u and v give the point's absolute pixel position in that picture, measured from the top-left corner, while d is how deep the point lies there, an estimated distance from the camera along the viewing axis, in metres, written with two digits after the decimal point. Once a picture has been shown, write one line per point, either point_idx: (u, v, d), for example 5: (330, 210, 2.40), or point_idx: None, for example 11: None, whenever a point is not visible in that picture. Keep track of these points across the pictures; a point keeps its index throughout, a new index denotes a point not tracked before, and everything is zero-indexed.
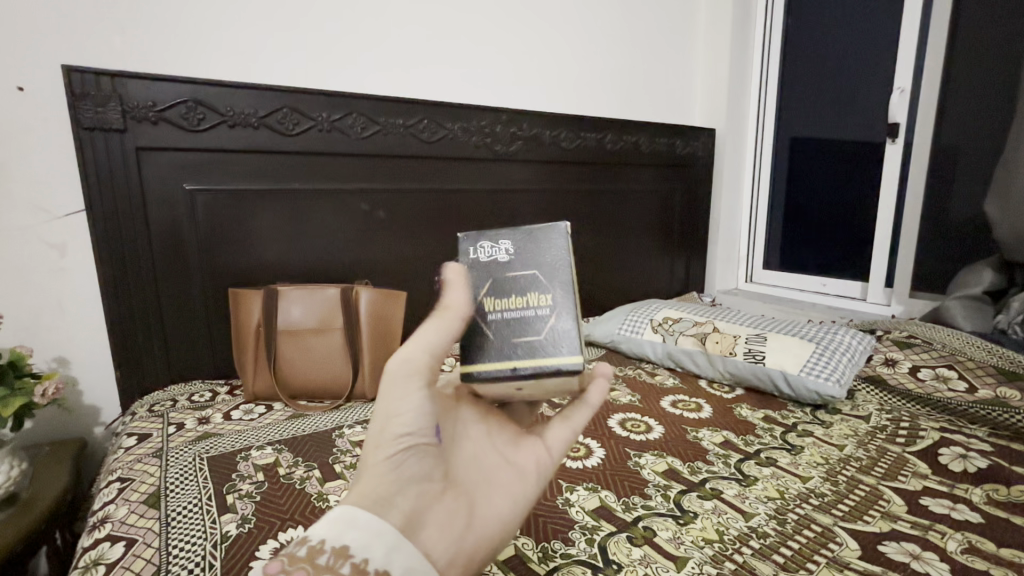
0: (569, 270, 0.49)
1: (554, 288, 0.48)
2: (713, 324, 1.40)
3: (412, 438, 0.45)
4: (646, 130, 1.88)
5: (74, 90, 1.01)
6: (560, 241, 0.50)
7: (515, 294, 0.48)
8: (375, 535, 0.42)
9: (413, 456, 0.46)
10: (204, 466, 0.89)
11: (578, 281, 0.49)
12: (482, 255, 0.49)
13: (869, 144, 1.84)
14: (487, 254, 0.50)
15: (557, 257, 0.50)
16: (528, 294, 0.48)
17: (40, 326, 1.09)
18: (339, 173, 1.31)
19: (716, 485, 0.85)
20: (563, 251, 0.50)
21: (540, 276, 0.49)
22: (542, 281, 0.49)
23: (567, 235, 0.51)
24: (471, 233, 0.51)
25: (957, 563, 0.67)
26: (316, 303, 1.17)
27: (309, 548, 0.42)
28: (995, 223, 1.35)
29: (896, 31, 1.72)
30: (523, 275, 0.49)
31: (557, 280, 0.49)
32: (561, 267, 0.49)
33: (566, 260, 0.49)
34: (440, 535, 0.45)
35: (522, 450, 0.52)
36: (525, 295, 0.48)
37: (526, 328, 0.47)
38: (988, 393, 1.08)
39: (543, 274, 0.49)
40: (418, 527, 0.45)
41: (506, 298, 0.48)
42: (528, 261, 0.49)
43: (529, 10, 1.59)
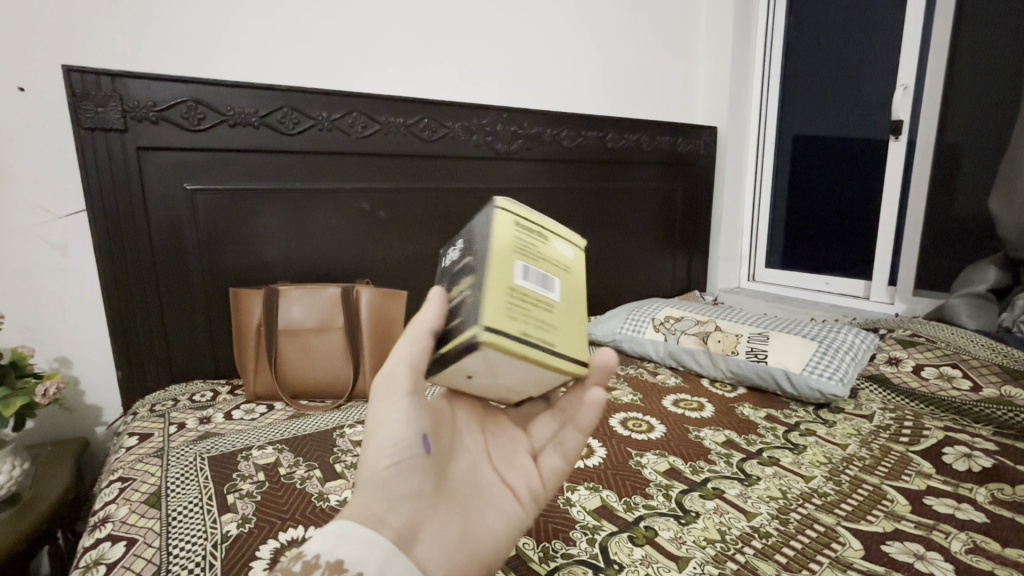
0: (488, 239, 0.42)
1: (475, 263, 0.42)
2: (715, 323, 1.40)
3: (401, 452, 0.45)
4: (647, 128, 1.88)
5: (75, 90, 1.01)
6: (488, 215, 0.45)
7: (452, 285, 0.45)
8: (368, 548, 0.41)
9: (403, 472, 0.45)
10: (204, 466, 0.89)
11: (497, 246, 0.42)
12: (449, 261, 0.50)
13: (872, 142, 1.83)
14: (450, 259, 0.50)
15: (481, 232, 0.44)
16: (460, 281, 0.43)
17: (42, 326, 1.09)
18: (339, 173, 1.31)
19: (718, 485, 0.85)
20: (487, 223, 0.44)
21: (470, 257, 0.43)
22: (470, 261, 0.44)
23: (497, 206, 0.45)
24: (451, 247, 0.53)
25: (961, 563, 0.67)
26: (317, 302, 1.17)
27: (304, 562, 0.41)
28: (999, 221, 1.34)
29: (900, 28, 1.71)
30: (461, 263, 0.45)
31: (479, 254, 0.42)
32: (485, 240, 0.42)
33: (488, 232, 0.43)
34: (437, 550, 0.45)
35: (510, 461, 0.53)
36: (457, 283, 0.44)
37: (456, 314, 0.42)
38: (993, 392, 1.07)
39: (471, 254, 0.44)
40: (413, 542, 0.45)
41: (447, 292, 0.45)
42: (466, 249, 0.46)
43: (529, 9, 1.59)
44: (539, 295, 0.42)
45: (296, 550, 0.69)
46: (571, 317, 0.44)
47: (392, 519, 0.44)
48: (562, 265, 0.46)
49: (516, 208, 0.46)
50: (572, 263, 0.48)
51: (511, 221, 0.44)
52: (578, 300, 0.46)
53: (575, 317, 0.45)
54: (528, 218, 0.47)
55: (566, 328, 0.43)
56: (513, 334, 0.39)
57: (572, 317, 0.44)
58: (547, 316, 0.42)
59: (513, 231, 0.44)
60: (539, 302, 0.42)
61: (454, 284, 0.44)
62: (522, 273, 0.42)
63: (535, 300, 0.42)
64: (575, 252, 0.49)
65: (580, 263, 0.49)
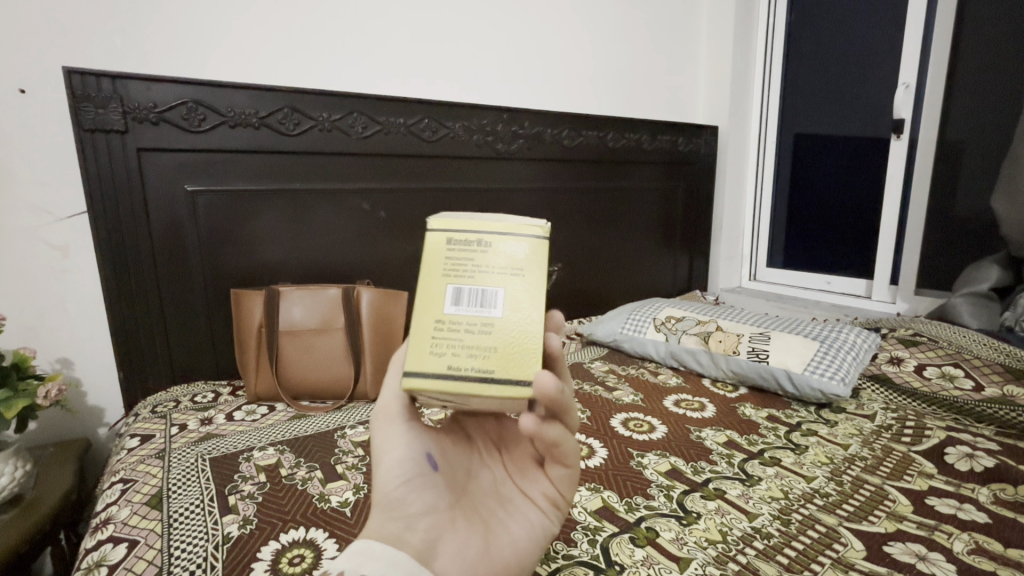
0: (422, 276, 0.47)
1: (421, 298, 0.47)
2: (715, 323, 1.39)
3: (410, 471, 0.46)
4: (648, 127, 1.87)
5: (75, 91, 1.01)
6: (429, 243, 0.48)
7: None
8: (388, 565, 0.42)
9: (415, 490, 0.46)
10: (207, 467, 0.89)
11: (426, 284, 0.46)
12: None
13: (873, 140, 1.82)
14: None
15: None
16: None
17: (43, 327, 1.09)
18: (339, 173, 1.31)
19: (719, 485, 0.85)
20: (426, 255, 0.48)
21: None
22: None
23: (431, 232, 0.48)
24: None
25: (964, 564, 0.67)
26: (318, 303, 1.18)
27: None
28: (1002, 219, 1.33)
29: (901, 26, 1.70)
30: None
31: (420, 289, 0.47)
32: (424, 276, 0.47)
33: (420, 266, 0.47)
34: (459, 564, 0.46)
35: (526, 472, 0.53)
36: None
37: None
38: (995, 392, 1.07)
39: None
40: (434, 557, 0.45)
41: None
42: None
43: (530, 8, 1.59)
44: (474, 318, 0.45)
45: (297, 551, 0.69)
46: (514, 330, 0.45)
47: (410, 538, 0.45)
48: (509, 269, 0.46)
49: (452, 223, 0.48)
50: (525, 262, 0.46)
51: (442, 243, 0.47)
52: (526, 307, 0.45)
53: (523, 327, 0.45)
54: (464, 231, 0.48)
55: (506, 346, 0.44)
56: (440, 367, 0.43)
57: (517, 329, 0.45)
58: (483, 337, 0.44)
59: (445, 257, 0.47)
60: (474, 326, 0.45)
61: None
62: (453, 300, 0.45)
63: (468, 324, 0.45)
64: (529, 245, 0.47)
65: (537, 254, 0.46)
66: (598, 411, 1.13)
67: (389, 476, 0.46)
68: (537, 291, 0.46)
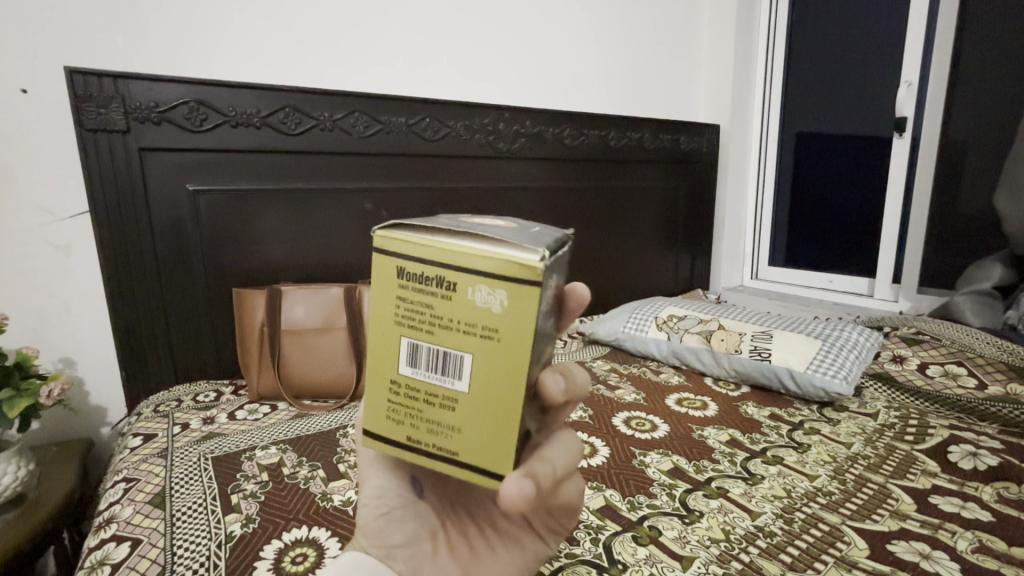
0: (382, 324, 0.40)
1: None
2: (718, 322, 1.39)
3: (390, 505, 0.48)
4: (649, 126, 1.87)
5: (76, 91, 1.01)
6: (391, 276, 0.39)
7: None
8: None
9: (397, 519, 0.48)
10: (209, 467, 0.89)
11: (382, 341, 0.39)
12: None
13: (875, 138, 1.82)
14: None
15: None
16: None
17: (46, 327, 1.09)
18: (341, 172, 1.31)
19: (722, 484, 0.85)
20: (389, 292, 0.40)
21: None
22: None
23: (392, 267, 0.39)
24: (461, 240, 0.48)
25: (967, 562, 0.66)
26: (320, 302, 1.18)
27: None
28: (1005, 217, 1.33)
29: (903, 23, 1.70)
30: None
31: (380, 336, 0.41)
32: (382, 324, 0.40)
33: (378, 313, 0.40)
34: None
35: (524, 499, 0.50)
36: None
37: None
38: (999, 390, 1.06)
39: None
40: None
41: None
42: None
43: (531, 6, 1.59)
44: (434, 387, 0.39)
45: (300, 550, 0.69)
46: (484, 402, 0.38)
47: (392, 562, 0.48)
48: (481, 327, 0.37)
49: (410, 252, 0.38)
50: (501, 319, 0.36)
51: (403, 285, 0.38)
52: (495, 377, 0.37)
53: (494, 400, 0.38)
54: (423, 269, 0.38)
55: (472, 421, 0.38)
56: (398, 438, 0.40)
57: (486, 401, 0.38)
58: (444, 410, 0.39)
59: (403, 304, 0.38)
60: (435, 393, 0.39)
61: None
62: (409, 362, 0.39)
63: (428, 392, 0.39)
64: (507, 293, 0.36)
65: (516, 310, 0.36)
66: (601, 410, 1.13)
67: (370, 507, 0.48)
68: (517, 358, 0.37)
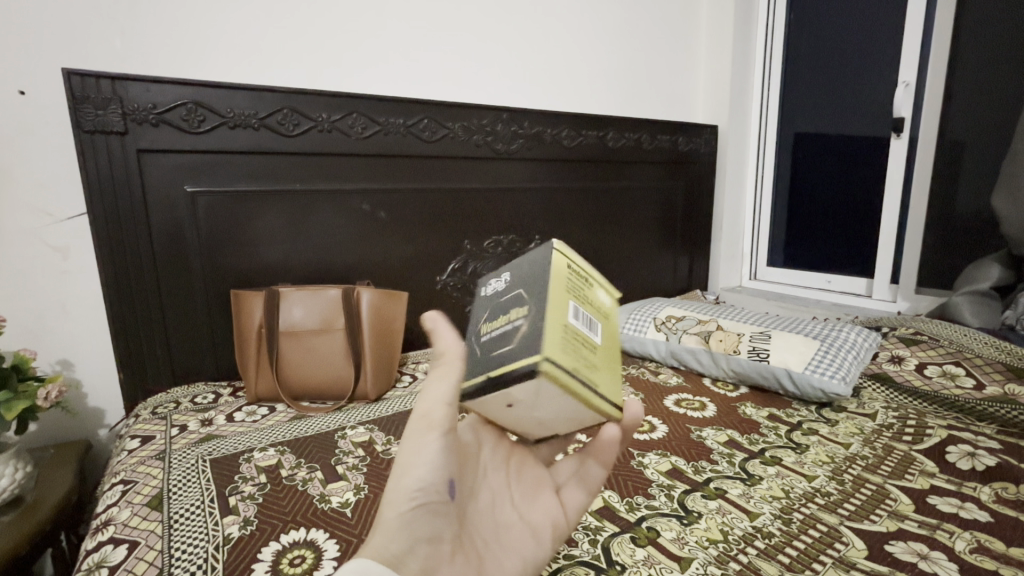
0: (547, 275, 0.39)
1: (529, 298, 0.39)
2: (717, 322, 1.39)
3: (425, 496, 0.42)
4: (647, 127, 1.87)
5: (74, 92, 1.01)
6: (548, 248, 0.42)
7: (496, 313, 0.41)
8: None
9: (426, 514, 0.42)
10: (207, 469, 0.89)
11: (554, 287, 0.38)
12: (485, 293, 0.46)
13: (874, 138, 1.82)
14: (489, 287, 0.46)
15: (536, 266, 0.41)
16: (510, 309, 0.40)
17: (44, 329, 1.09)
18: (338, 173, 1.31)
19: (721, 485, 0.85)
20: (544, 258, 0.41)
21: (523, 290, 0.40)
22: (522, 296, 0.40)
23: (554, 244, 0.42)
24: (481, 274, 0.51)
25: (965, 563, 0.66)
26: (318, 303, 1.18)
27: None
28: (1003, 218, 1.33)
29: (900, 24, 1.70)
30: (510, 294, 0.41)
31: (537, 287, 0.39)
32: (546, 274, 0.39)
33: (546, 267, 0.40)
34: None
35: (538, 505, 0.51)
36: (505, 312, 0.40)
37: (501, 341, 0.39)
38: (996, 390, 1.07)
39: (524, 288, 0.40)
40: None
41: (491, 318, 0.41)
42: (517, 280, 0.42)
43: (529, 7, 1.59)
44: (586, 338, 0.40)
45: (298, 552, 0.69)
46: (610, 364, 0.42)
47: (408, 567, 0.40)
48: (603, 313, 0.44)
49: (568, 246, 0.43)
50: (610, 310, 0.45)
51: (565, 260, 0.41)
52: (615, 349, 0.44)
53: (614, 364, 0.43)
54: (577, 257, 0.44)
55: (606, 375, 0.41)
56: (568, 370, 0.37)
57: (611, 363, 0.43)
58: (592, 359, 0.40)
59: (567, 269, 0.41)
60: (591, 344, 0.40)
61: (490, 319, 0.42)
62: (575, 312, 0.40)
63: (585, 341, 0.39)
64: (613, 297, 0.47)
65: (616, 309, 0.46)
66: None
67: (405, 494, 0.41)
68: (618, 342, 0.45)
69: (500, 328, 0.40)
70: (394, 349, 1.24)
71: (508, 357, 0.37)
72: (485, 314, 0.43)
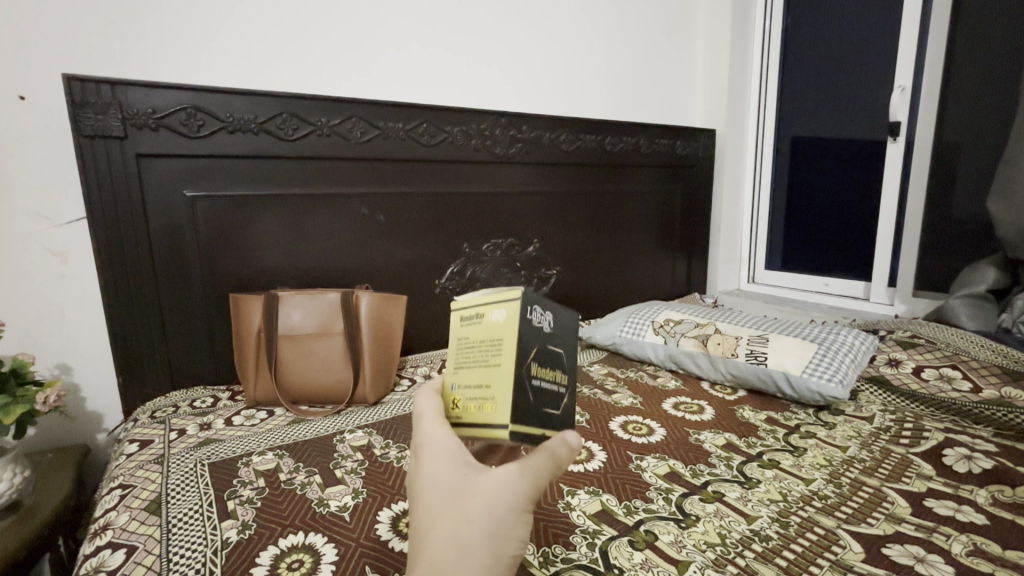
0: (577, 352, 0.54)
1: (569, 368, 0.52)
2: (715, 325, 1.39)
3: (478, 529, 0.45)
4: (646, 131, 1.88)
5: (74, 99, 1.02)
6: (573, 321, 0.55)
7: (550, 365, 0.49)
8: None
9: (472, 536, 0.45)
10: (205, 473, 0.89)
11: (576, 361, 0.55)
12: (533, 320, 0.48)
13: (870, 142, 1.83)
14: (539, 320, 0.49)
15: (572, 337, 0.54)
16: (558, 366, 0.51)
17: (43, 334, 1.10)
18: (339, 177, 1.32)
19: (719, 488, 0.85)
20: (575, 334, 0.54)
21: (565, 352, 0.52)
22: (563, 360, 0.52)
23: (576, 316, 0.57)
24: (532, 292, 0.48)
25: (961, 565, 0.67)
26: (317, 307, 1.18)
27: None
28: (999, 221, 1.33)
29: (897, 28, 1.71)
30: (556, 347, 0.51)
31: (573, 363, 0.53)
32: (574, 347, 0.54)
33: (576, 346, 0.54)
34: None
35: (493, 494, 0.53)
36: (554, 369, 0.50)
37: (550, 398, 0.49)
38: (993, 394, 1.07)
39: (565, 352, 0.52)
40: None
41: (544, 367, 0.49)
42: (561, 339, 0.52)
43: (527, 10, 1.60)
44: None
45: (296, 556, 0.69)
46: None
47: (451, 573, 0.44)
48: None
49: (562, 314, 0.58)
50: None
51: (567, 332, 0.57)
52: None
53: None
54: None
55: None
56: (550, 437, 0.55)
57: None
58: None
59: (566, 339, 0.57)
60: None
61: (541, 364, 0.48)
62: None
63: None
64: None
65: None
66: (598, 414, 1.13)
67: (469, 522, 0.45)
68: None
69: (548, 380, 0.49)
70: (393, 353, 1.24)
71: (556, 416, 0.50)
72: (537, 354, 0.48)
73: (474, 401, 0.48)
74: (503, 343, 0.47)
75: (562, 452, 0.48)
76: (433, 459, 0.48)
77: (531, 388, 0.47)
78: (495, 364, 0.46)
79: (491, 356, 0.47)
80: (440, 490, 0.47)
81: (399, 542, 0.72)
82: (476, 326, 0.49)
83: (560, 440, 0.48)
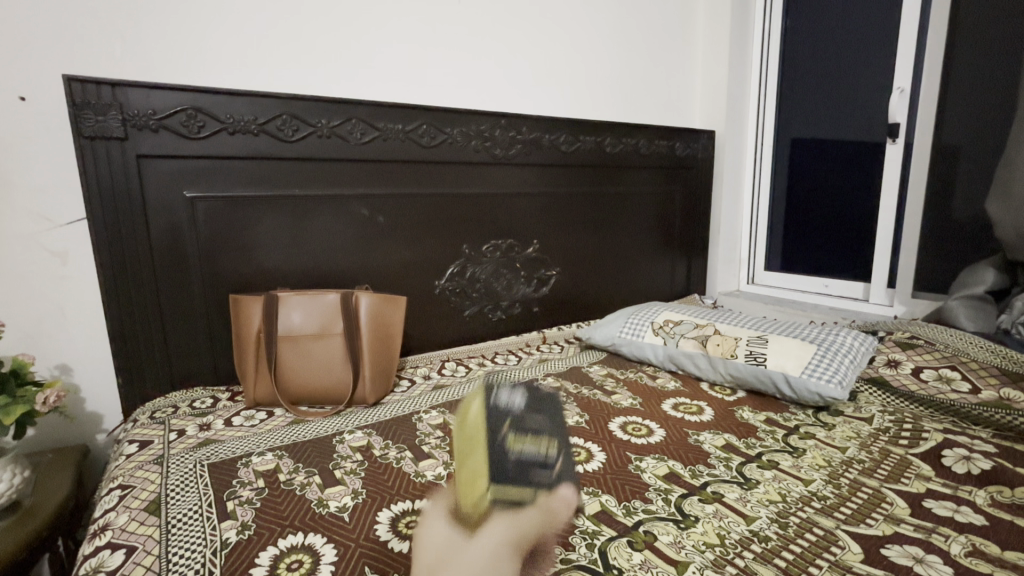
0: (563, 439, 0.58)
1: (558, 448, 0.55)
2: (714, 326, 1.39)
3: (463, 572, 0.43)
4: (645, 132, 1.88)
5: (75, 100, 1.02)
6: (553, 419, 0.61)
7: (531, 437, 0.52)
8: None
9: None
10: (204, 474, 0.89)
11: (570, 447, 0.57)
12: (496, 404, 0.56)
13: (869, 143, 1.84)
14: (504, 403, 0.57)
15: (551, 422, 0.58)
16: (542, 442, 0.53)
17: (43, 334, 1.10)
18: (338, 178, 1.32)
19: (718, 489, 0.85)
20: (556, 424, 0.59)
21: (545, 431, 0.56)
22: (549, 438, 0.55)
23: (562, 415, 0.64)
24: (491, 387, 0.59)
25: (960, 566, 0.67)
26: (316, 308, 1.18)
27: None
28: (998, 222, 1.33)
29: (896, 29, 1.72)
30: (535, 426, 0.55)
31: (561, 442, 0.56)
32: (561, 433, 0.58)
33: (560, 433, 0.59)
34: None
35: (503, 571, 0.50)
36: (538, 443, 0.53)
37: (537, 463, 0.50)
38: (992, 395, 1.07)
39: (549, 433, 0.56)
40: None
41: (523, 437, 0.51)
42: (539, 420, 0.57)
43: (527, 11, 1.60)
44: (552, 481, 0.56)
45: (295, 557, 0.70)
46: None
47: None
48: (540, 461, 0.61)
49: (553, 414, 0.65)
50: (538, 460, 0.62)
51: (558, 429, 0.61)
52: None
53: None
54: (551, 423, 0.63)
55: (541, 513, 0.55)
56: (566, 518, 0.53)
57: None
58: None
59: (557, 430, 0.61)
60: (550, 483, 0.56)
61: (520, 434, 0.51)
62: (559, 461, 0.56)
63: None
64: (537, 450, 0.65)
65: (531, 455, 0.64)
66: (597, 415, 1.13)
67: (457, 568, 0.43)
68: None
69: (532, 448, 0.51)
70: (393, 354, 1.25)
71: (551, 481, 0.48)
72: (512, 428, 0.52)
73: (466, 485, 0.49)
74: (477, 430, 0.52)
75: (560, 508, 0.47)
76: (434, 523, 0.49)
77: (511, 454, 0.49)
78: (474, 446, 0.51)
79: (471, 441, 0.52)
80: (434, 548, 0.46)
81: (399, 543, 0.72)
82: (461, 426, 0.55)
83: (559, 498, 0.47)
